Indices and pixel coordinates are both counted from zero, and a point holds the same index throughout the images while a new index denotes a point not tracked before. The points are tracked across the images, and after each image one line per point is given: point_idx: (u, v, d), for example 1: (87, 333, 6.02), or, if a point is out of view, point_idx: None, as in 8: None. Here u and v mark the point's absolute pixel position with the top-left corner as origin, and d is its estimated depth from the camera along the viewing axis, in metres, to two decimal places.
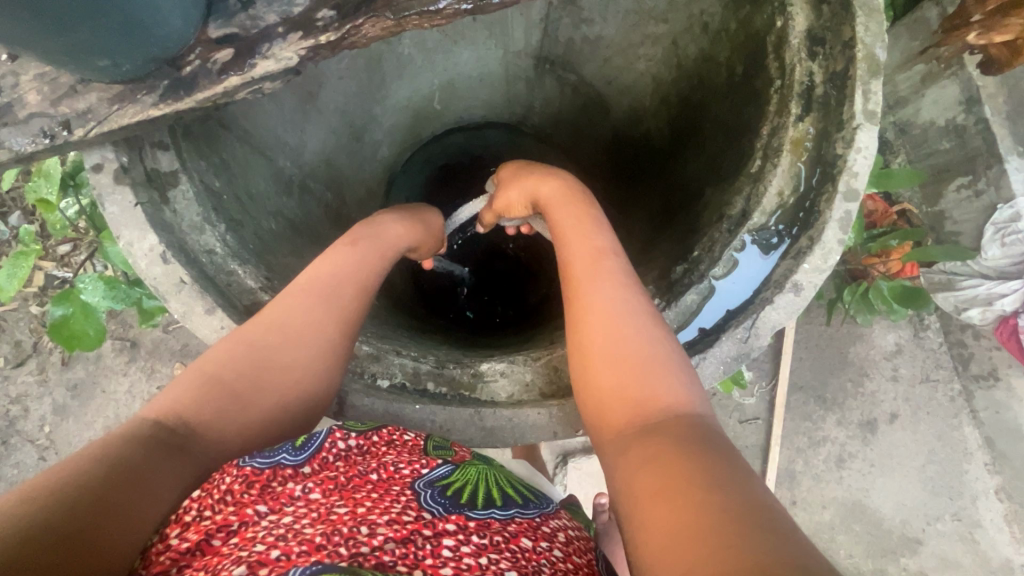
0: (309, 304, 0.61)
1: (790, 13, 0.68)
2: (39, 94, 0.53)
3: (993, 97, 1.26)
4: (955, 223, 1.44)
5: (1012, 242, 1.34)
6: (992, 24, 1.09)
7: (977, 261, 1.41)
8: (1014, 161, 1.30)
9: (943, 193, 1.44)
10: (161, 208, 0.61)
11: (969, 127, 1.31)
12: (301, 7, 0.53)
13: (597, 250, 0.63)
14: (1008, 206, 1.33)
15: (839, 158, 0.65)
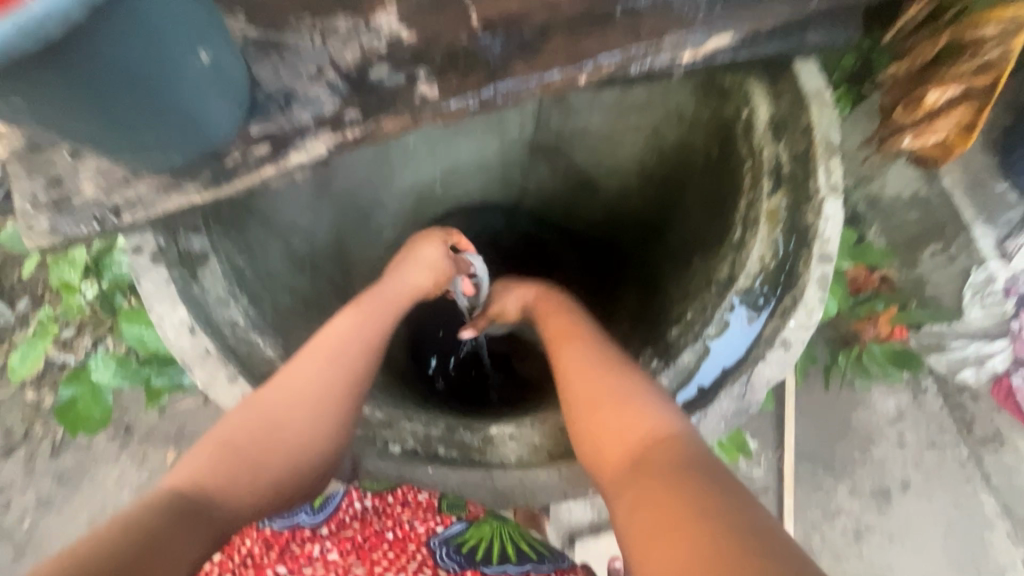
0: (321, 366, 0.64)
1: (754, 104, 0.79)
2: (95, 185, 0.59)
3: (950, 172, 1.38)
4: (936, 286, 1.47)
5: (991, 302, 1.38)
6: (923, 129, 0.93)
7: (960, 321, 1.44)
8: (980, 227, 1.34)
9: (920, 258, 1.47)
10: (191, 284, 0.66)
11: (932, 198, 1.37)
12: (332, 110, 0.62)
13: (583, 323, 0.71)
14: (982, 269, 1.36)
15: (811, 226, 0.71)
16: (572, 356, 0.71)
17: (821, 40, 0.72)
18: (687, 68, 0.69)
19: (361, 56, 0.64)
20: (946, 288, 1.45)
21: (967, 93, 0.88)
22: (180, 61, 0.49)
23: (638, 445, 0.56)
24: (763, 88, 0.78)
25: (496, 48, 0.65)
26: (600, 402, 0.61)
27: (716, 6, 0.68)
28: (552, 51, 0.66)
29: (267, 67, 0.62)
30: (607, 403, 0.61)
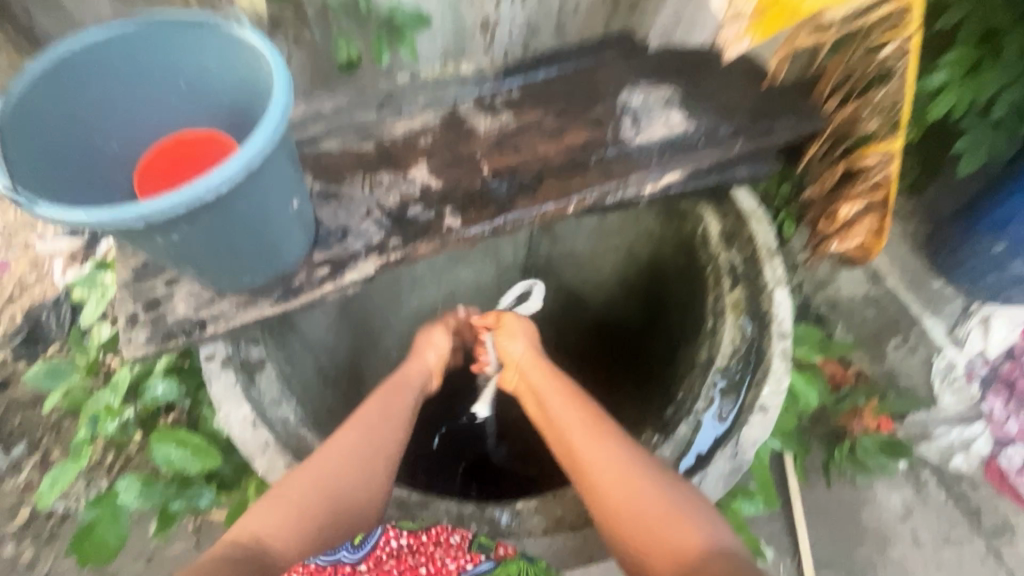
0: (363, 434, 0.73)
1: (707, 222, 0.99)
2: (187, 304, 0.73)
3: (892, 274, 1.57)
4: (907, 377, 1.64)
5: (959, 387, 1.55)
6: (843, 235, 1.17)
7: (938, 410, 1.60)
8: (930, 319, 1.54)
9: (887, 351, 1.66)
10: (250, 387, 0.76)
11: (883, 297, 1.59)
12: (379, 239, 0.79)
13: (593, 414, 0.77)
14: (941, 357, 1.56)
15: (767, 312, 0.86)
16: (566, 416, 0.78)
17: (748, 173, 0.95)
18: (650, 197, 0.91)
19: (400, 200, 0.83)
20: (915, 379, 1.62)
21: (866, 209, 1.11)
22: (278, 209, 0.65)
23: (642, 494, 0.67)
24: (712, 210, 0.99)
25: (504, 188, 0.86)
26: (606, 456, 0.71)
27: (665, 153, 0.92)
28: (546, 189, 0.86)
29: (328, 210, 0.80)
30: (611, 456, 0.71)
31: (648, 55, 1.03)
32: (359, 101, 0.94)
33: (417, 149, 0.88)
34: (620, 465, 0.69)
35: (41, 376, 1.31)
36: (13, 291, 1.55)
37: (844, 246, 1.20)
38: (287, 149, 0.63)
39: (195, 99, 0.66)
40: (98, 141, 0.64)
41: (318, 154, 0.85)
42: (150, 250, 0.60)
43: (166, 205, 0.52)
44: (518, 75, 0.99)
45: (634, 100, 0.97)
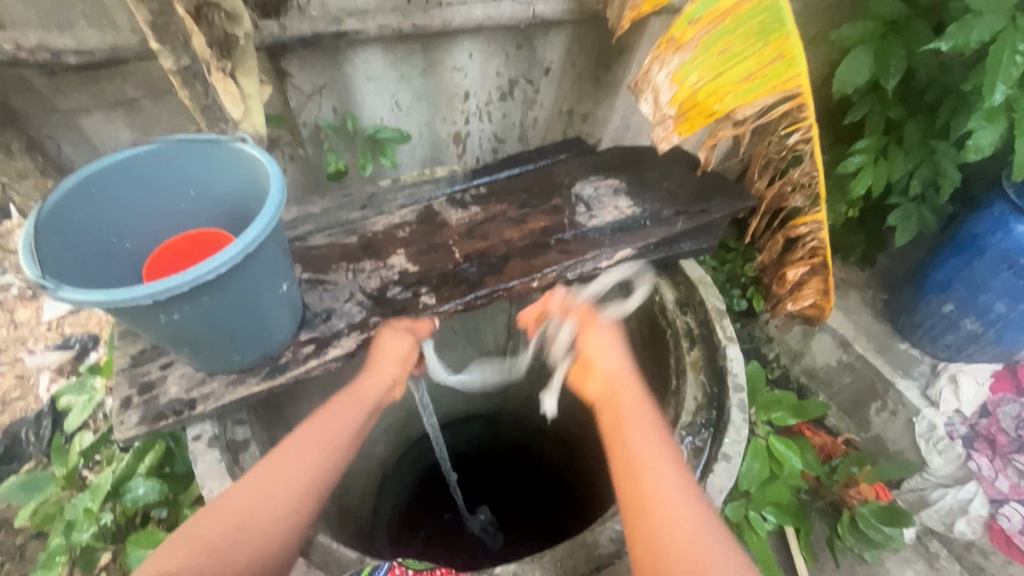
0: (287, 466, 0.70)
1: (661, 292, 1.08)
2: (180, 385, 0.79)
3: (858, 339, 1.64)
4: (896, 442, 1.62)
5: (944, 447, 1.50)
6: (795, 296, 1.27)
7: (931, 472, 1.53)
8: (902, 381, 1.57)
9: (869, 418, 1.67)
10: (234, 465, 0.80)
11: (855, 362, 1.65)
12: (361, 318, 0.87)
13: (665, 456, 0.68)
14: (921, 418, 1.53)
15: (724, 368, 0.94)
16: (647, 445, 0.69)
17: (693, 247, 1.07)
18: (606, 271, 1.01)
19: (381, 283, 0.92)
20: (903, 443, 1.60)
21: (811, 272, 1.21)
22: (269, 293, 0.74)
23: (705, 548, 0.59)
24: (665, 281, 1.09)
25: (474, 269, 0.96)
26: (677, 499, 0.63)
27: (615, 232, 1.04)
28: (511, 267, 0.97)
29: (314, 295, 0.89)
30: (684, 503, 0.63)
31: (596, 154, 1.20)
32: (345, 203, 1.06)
33: (396, 240, 0.99)
34: (693, 513, 0.62)
35: (17, 489, 1.21)
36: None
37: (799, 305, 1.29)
38: (279, 241, 0.73)
39: (202, 203, 0.78)
40: (115, 240, 0.73)
41: (307, 248, 0.96)
42: (150, 330, 0.67)
43: (172, 285, 0.60)
44: (484, 175, 1.14)
45: (586, 190, 1.11)
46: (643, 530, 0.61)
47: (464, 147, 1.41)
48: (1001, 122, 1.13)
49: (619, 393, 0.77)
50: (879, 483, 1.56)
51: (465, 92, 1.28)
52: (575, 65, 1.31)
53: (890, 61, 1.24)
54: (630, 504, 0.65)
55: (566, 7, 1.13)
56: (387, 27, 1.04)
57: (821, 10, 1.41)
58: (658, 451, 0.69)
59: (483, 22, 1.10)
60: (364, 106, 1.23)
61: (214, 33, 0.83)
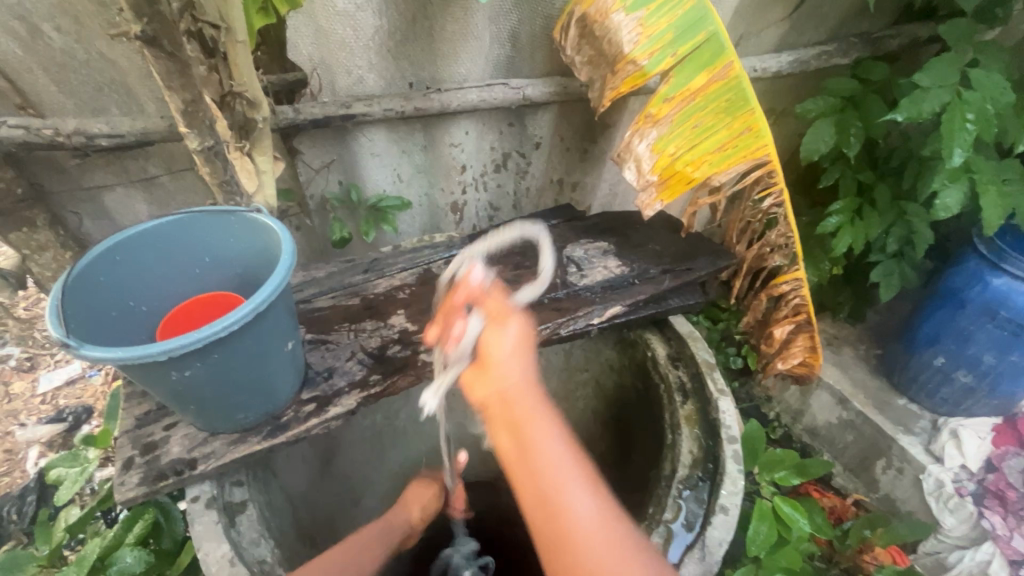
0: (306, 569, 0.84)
1: (653, 347, 1.11)
2: (181, 445, 0.80)
3: (856, 395, 1.64)
4: (905, 501, 1.58)
5: (957, 506, 1.44)
6: (785, 353, 1.29)
7: (945, 533, 1.48)
8: (905, 437, 1.55)
9: (877, 477, 1.64)
10: (230, 528, 0.79)
11: (854, 419, 1.64)
12: (361, 376, 0.90)
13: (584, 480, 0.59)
14: (928, 475, 1.50)
15: (717, 421, 0.96)
16: (558, 466, 0.59)
17: (680, 304, 1.12)
18: (599, 328, 1.05)
19: (381, 343, 0.96)
20: (913, 502, 1.56)
21: (797, 328, 1.24)
22: (275, 352, 0.77)
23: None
24: (656, 337, 1.13)
25: None
26: (597, 532, 0.56)
27: (605, 291, 1.09)
28: None
29: (317, 354, 0.92)
30: (605, 527, 0.57)
31: (585, 219, 1.28)
32: (348, 268, 1.11)
33: (396, 301, 1.03)
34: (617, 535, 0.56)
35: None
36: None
37: (790, 364, 1.31)
38: (286, 302, 0.77)
39: (215, 269, 0.83)
40: (131, 304, 0.78)
41: (312, 311, 1.00)
42: (158, 388, 0.70)
43: (187, 342, 0.64)
44: (481, 239, 1.21)
45: (577, 252, 1.18)
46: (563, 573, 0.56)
47: (461, 215, 1.49)
48: (963, 182, 1.22)
49: (514, 403, 0.61)
50: (895, 546, 1.51)
51: (461, 165, 1.39)
52: (563, 140, 1.42)
53: (851, 132, 1.36)
54: (549, 542, 0.57)
55: (551, 90, 1.26)
56: (392, 109, 1.16)
57: (785, 89, 1.55)
58: (560, 476, 0.58)
59: (478, 103, 1.21)
60: (368, 179, 1.32)
61: (235, 117, 0.90)
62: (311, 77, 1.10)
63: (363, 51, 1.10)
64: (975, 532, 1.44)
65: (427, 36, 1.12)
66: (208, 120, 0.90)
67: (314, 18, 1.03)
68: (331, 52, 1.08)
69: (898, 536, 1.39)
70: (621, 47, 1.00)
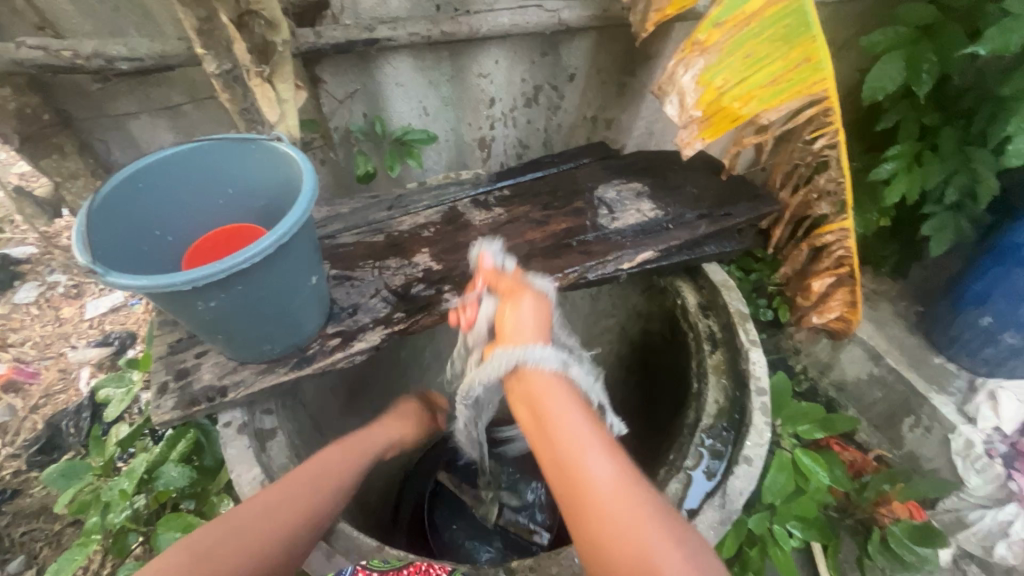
0: (306, 475, 0.76)
1: (684, 296, 1.07)
2: (213, 373, 0.82)
3: (891, 352, 1.58)
4: (929, 459, 1.55)
5: (983, 466, 1.41)
6: (822, 307, 1.23)
7: (967, 492, 1.46)
8: (938, 396, 1.50)
9: (903, 434, 1.61)
10: (261, 452, 0.83)
11: (887, 376, 1.59)
12: (385, 312, 0.90)
13: (582, 443, 0.60)
14: (958, 435, 1.46)
15: (746, 372, 0.93)
16: (576, 436, 0.61)
17: (715, 251, 1.07)
18: (627, 273, 1.02)
19: (405, 280, 0.94)
20: (938, 460, 1.53)
21: (837, 282, 1.17)
22: (301, 286, 0.77)
23: (658, 548, 0.53)
24: (687, 284, 1.09)
25: None
26: (613, 491, 0.57)
27: (636, 236, 1.04)
28: (533, 268, 0.98)
29: (341, 290, 0.92)
30: (625, 494, 0.57)
31: (620, 158, 1.21)
32: (373, 204, 1.09)
33: (421, 239, 1.01)
34: (631, 493, 0.57)
35: (58, 477, 1.21)
36: (38, 401, 1.58)
37: (826, 318, 1.26)
38: (310, 236, 0.76)
39: (238, 200, 0.82)
40: (157, 233, 0.78)
41: (336, 247, 0.99)
42: (186, 318, 0.71)
43: (211, 273, 0.64)
44: (508, 178, 1.16)
45: (609, 194, 1.12)
46: (577, 505, 0.57)
47: (488, 152, 1.43)
48: None
49: (539, 389, 0.65)
50: (914, 502, 1.48)
51: (490, 98, 1.31)
52: (600, 72, 1.33)
53: (922, 66, 1.22)
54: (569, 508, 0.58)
55: (589, 14, 1.16)
56: (418, 34, 1.08)
57: (850, 17, 1.40)
58: (589, 449, 0.60)
59: (510, 28, 1.13)
60: (393, 111, 1.27)
61: (253, 40, 0.88)
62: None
63: None
64: (1000, 493, 1.42)
65: None
66: (226, 42, 0.86)
67: None
68: None
69: (919, 492, 1.38)
70: None
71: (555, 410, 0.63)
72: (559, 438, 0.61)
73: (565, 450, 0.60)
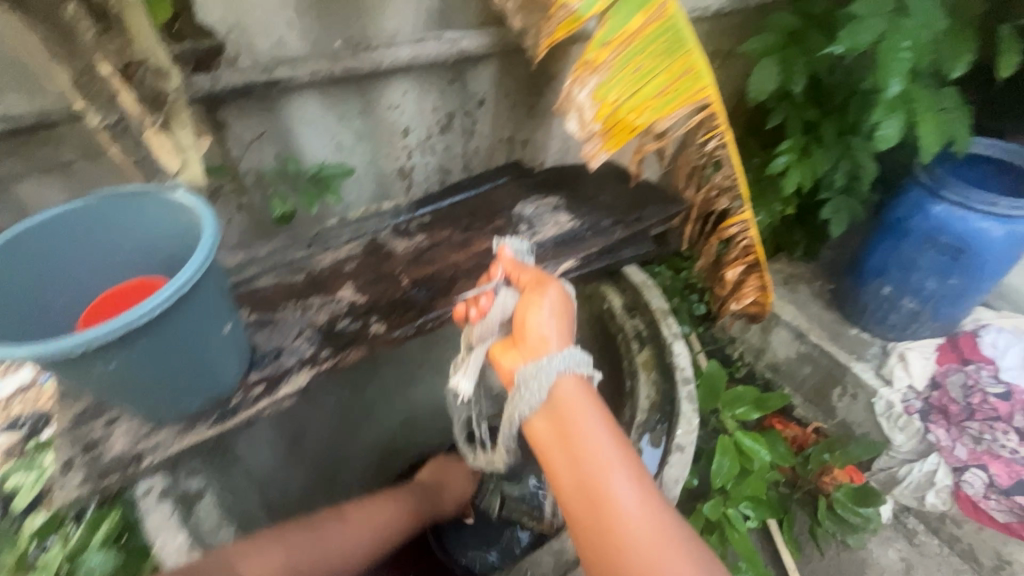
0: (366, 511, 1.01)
1: (610, 300, 1.12)
2: (125, 440, 0.77)
3: (811, 328, 1.69)
4: (859, 424, 1.66)
5: (906, 423, 1.51)
6: (737, 295, 1.32)
7: (895, 449, 1.57)
8: (857, 364, 1.62)
9: (834, 404, 1.72)
10: (187, 517, 0.78)
11: (811, 351, 1.70)
12: (311, 353, 0.88)
13: (607, 460, 0.69)
14: (879, 397, 1.56)
15: (673, 364, 0.98)
16: (603, 456, 0.69)
17: (632, 254, 1.14)
18: None
19: (330, 317, 0.93)
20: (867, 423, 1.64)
21: (747, 269, 1.26)
22: (213, 335, 0.74)
23: (674, 560, 0.63)
24: (612, 288, 1.13)
25: (423, 294, 0.97)
26: (633, 502, 0.66)
27: (558, 247, 1.08)
28: (459, 289, 0.99)
29: (262, 335, 0.89)
30: (645, 504, 0.66)
31: (535, 175, 1.25)
32: (292, 244, 1.07)
33: (344, 274, 1.00)
34: (649, 504, 0.66)
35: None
36: None
37: (743, 304, 1.34)
38: (219, 283, 0.74)
39: (137, 254, 0.78)
40: (48, 299, 0.73)
41: (254, 292, 0.96)
42: (85, 384, 0.67)
43: (104, 333, 0.61)
44: (428, 204, 1.17)
45: (527, 210, 1.16)
46: (600, 511, 0.66)
47: (410, 182, 1.44)
48: (902, 112, 1.22)
49: (573, 408, 0.72)
50: (851, 467, 1.58)
51: (404, 129, 1.33)
52: (508, 95, 1.38)
53: (793, 68, 1.35)
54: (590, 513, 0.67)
55: (487, 43, 1.21)
56: (319, 71, 1.08)
57: (728, 29, 1.53)
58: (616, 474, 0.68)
59: (412, 60, 1.15)
60: (306, 149, 1.26)
61: (142, 89, 0.83)
62: (227, 43, 1.02)
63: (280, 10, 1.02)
64: (922, 446, 1.52)
65: None
66: (109, 95, 0.84)
67: None
68: (245, 12, 1.00)
69: (854, 456, 1.48)
70: None
71: (585, 431, 0.70)
72: (587, 450, 0.69)
73: (597, 472, 0.68)
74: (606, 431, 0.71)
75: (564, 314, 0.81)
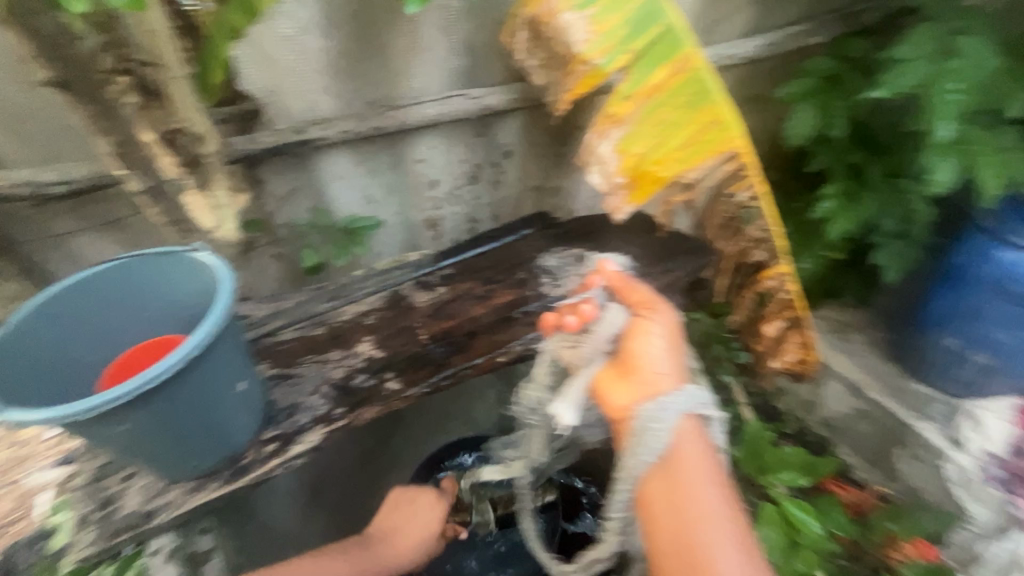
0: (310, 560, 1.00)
1: None
2: (139, 498, 0.78)
3: (869, 383, 1.55)
4: (931, 491, 1.48)
5: (982, 494, 1.36)
6: (780, 350, 1.22)
7: (973, 523, 1.38)
8: (925, 422, 1.45)
9: (898, 467, 1.54)
10: None
11: (869, 408, 1.55)
12: (324, 410, 0.87)
13: (716, 522, 0.74)
14: (951, 462, 1.40)
15: None
16: (712, 517, 0.74)
17: None
18: None
19: (346, 373, 0.92)
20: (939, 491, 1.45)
21: (790, 323, 1.17)
22: (227, 393, 0.75)
23: None
24: None
25: (440, 350, 0.96)
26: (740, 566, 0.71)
27: None
28: (476, 345, 0.97)
29: (280, 391, 0.89)
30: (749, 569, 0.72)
31: (559, 226, 1.24)
32: (317, 295, 1.09)
33: (364, 328, 1.00)
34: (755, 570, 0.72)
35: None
36: None
37: (786, 361, 1.25)
38: (235, 341, 0.75)
39: (161, 315, 0.82)
40: (76, 356, 0.77)
41: (277, 345, 0.98)
42: (102, 443, 0.68)
43: (122, 393, 0.62)
44: (452, 255, 1.17)
45: (551, 261, 1.14)
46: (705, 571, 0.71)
47: (437, 231, 1.46)
48: (956, 154, 1.14)
49: (690, 463, 0.75)
50: (926, 539, 1.35)
51: (432, 180, 1.36)
52: (534, 145, 1.39)
53: (832, 111, 1.30)
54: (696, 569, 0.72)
55: (511, 97, 1.23)
56: (349, 131, 1.13)
57: (761, 74, 1.50)
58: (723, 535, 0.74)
59: (437, 117, 1.19)
60: (338, 202, 1.30)
61: (184, 153, 0.88)
62: (264, 106, 1.08)
63: (313, 76, 1.07)
64: (1007, 519, 1.34)
65: (376, 53, 1.09)
66: (147, 163, 0.89)
67: (258, 47, 1.00)
68: (280, 79, 1.05)
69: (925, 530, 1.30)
70: (574, 45, 0.95)
71: (695, 487, 0.75)
72: (698, 511, 0.74)
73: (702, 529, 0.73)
74: (716, 492, 0.76)
75: (676, 343, 0.81)
